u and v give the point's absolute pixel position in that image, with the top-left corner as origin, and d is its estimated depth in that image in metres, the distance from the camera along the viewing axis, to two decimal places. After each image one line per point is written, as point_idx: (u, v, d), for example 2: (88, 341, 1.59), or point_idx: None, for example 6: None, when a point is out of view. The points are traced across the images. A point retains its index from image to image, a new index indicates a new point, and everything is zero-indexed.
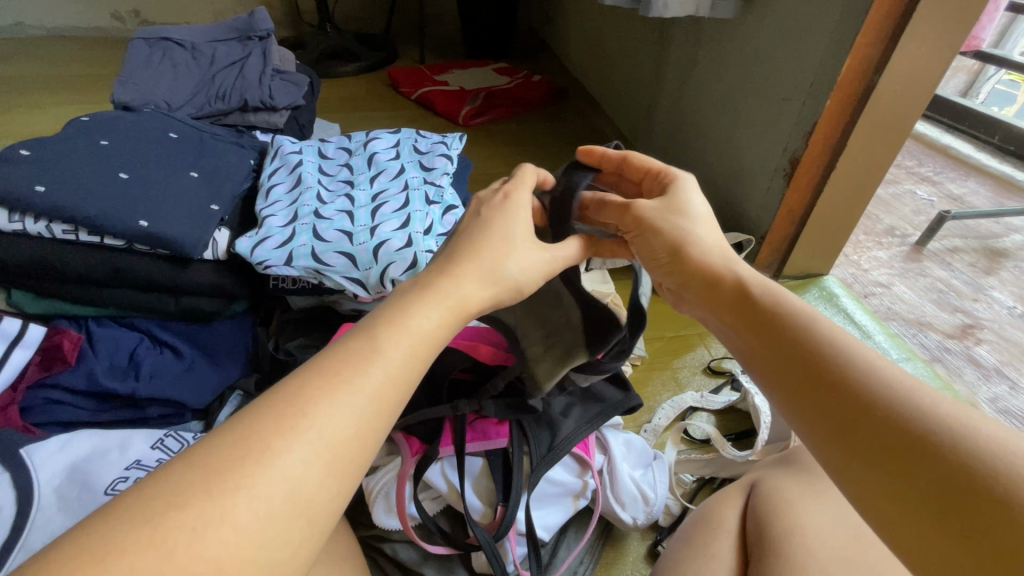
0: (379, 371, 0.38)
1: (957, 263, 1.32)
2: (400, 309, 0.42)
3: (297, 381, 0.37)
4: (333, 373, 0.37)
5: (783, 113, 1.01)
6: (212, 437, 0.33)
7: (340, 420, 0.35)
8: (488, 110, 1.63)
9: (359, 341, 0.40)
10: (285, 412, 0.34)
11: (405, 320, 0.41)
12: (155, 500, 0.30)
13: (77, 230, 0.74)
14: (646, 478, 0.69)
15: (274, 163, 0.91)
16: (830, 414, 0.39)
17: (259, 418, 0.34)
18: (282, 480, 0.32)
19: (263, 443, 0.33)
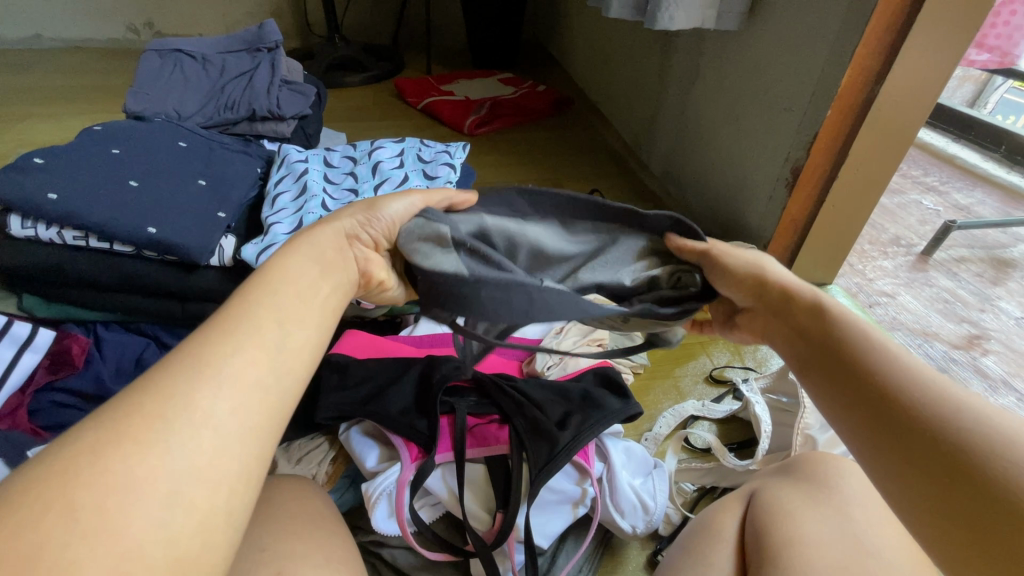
0: (273, 325, 0.38)
1: (963, 273, 1.31)
2: (293, 272, 0.42)
3: (194, 342, 0.36)
4: (227, 331, 0.36)
5: (784, 123, 1.01)
6: (115, 406, 0.32)
7: (247, 371, 0.35)
8: (493, 120, 1.65)
9: (251, 302, 0.39)
10: (197, 372, 0.34)
11: (297, 284, 0.42)
12: (85, 450, 0.29)
13: (87, 236, 0.75)
14: (647, 487, 0.69)
15: (280, 172, 0.92)
16: (874, 421, 0.41)
17: (156, 383, 0.33)
18: (203, 432, 0.32)
19: (183, 400, 0.32)
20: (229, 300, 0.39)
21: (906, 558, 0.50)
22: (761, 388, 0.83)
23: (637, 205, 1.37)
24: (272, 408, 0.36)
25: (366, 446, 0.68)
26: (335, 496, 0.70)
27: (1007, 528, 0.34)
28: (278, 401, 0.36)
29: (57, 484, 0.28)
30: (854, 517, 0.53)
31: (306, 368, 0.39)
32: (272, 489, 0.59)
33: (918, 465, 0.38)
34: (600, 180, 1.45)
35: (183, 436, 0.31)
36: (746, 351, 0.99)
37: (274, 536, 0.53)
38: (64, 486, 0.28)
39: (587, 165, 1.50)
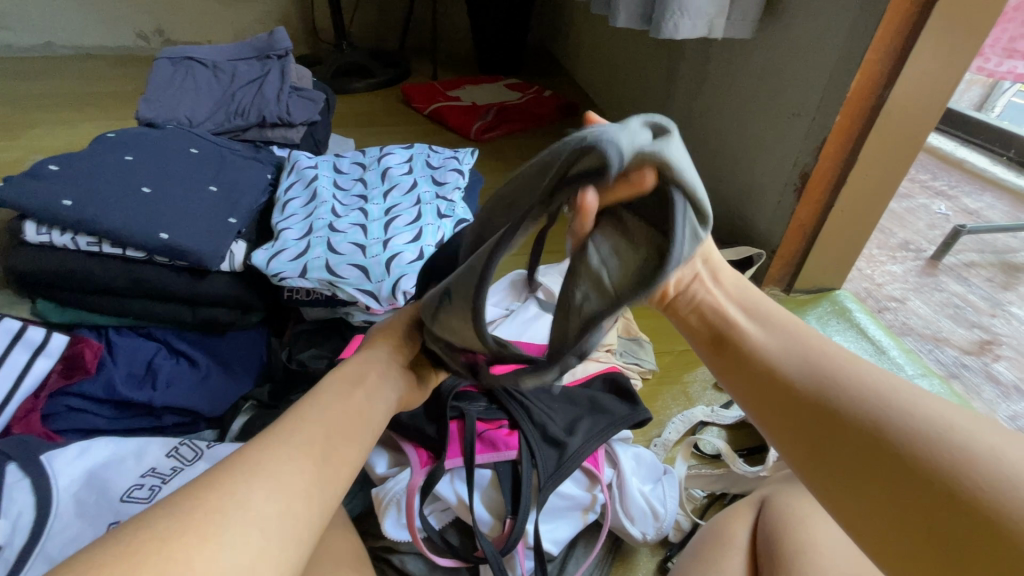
0: (322, 435, 0.43)
1: (974, 278, 1.30)
2: (346, 388, 0.49)
3: (257, 444, 0.40)
4: (287, 436, 0.42)
5: (793, 128, 1.01)
6: (183, 496, 0.36)
7: (295, 476, 0.39)
8: (499, 125, 1.66)
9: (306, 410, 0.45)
10: (256, 469, 0.38)
11: (349, 398, 0.48)
12: (153, 537, 0.33)
13: (100, 242, 0.76)
14: (657, 493, 0.68)
15: (290, 178, 0.93)
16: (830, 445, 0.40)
17: (220, 476, 0.37)
18: (251, 529, 0.35)
19: (241, 492, 0.36)
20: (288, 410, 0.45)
21: None
22: None
23: None
24: (313, 503, 0.39)
25: (375, 452, 0.69)
26: (346, 502, 0.70)
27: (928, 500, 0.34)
28: (317, 512, 0.39)
29: (132, 563, 0.31)
30: None
31: (343, 483, 0.42)
32: None
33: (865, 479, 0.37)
34: None
35: (241, 525, 0.35)
36: None
37: None
38: (132, 567, 0.31)
39: None
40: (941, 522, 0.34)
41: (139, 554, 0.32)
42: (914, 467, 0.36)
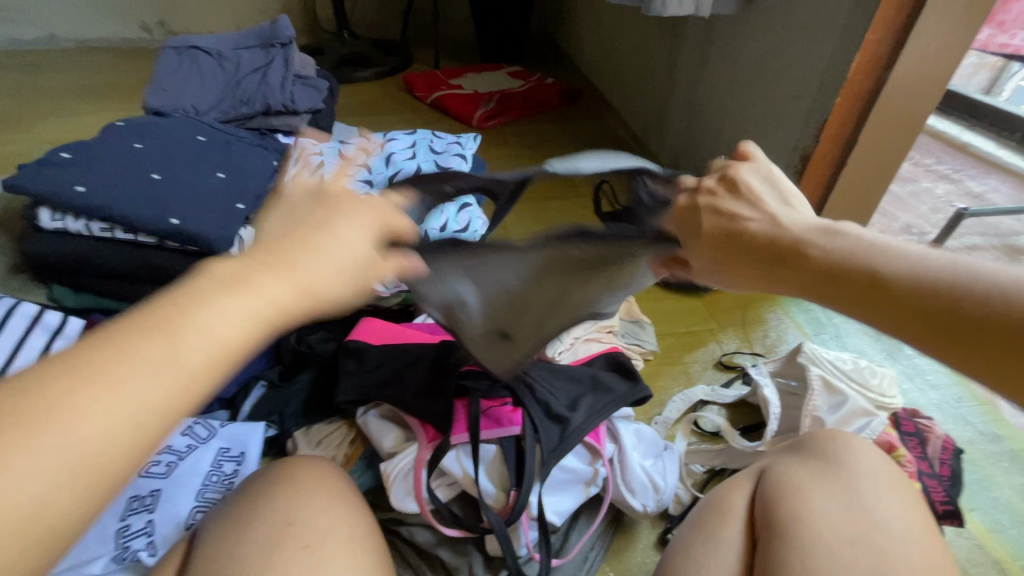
0: (237, 307, 0.33)
1: (976, 261, 1.31)
2: (243, 275, 0.35)
3: (189, 301, 0.33)
4: (190, 304, 0.32)
5: (793, 111, 1.02)
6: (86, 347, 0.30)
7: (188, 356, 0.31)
8: (503, 113, 1.66)
9: (173, 300, 0.33)
10: (83, 361, 0.29)
11: (245, 283, 0.34)
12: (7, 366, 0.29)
13: (113, 228, 0.78)
14: (657, 467, 0.70)
15: (296, 165, 0.93)
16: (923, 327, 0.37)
17: (120, 337, 0.31)
18: (118, 403, 0.29)
19: (70, 381, 0.29)
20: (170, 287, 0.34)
21: (914, 533, 0.50)
22: (770, 372, 0.83)
23: None
24: (152, 410, 0.30)
25: (383, 428, 0.71)
26: (354, 477, 0.73)
27: None
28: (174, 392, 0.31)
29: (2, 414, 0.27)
30: (866, 492, 0.53)
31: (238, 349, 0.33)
32: (298, 469, 0.61)
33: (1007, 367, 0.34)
34: None
35: (50, 410, 0.28)
36: (755, 337, 1.01)
37: (299, 511, 0.55)
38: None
39: (598, 156, 1.51)
40: None
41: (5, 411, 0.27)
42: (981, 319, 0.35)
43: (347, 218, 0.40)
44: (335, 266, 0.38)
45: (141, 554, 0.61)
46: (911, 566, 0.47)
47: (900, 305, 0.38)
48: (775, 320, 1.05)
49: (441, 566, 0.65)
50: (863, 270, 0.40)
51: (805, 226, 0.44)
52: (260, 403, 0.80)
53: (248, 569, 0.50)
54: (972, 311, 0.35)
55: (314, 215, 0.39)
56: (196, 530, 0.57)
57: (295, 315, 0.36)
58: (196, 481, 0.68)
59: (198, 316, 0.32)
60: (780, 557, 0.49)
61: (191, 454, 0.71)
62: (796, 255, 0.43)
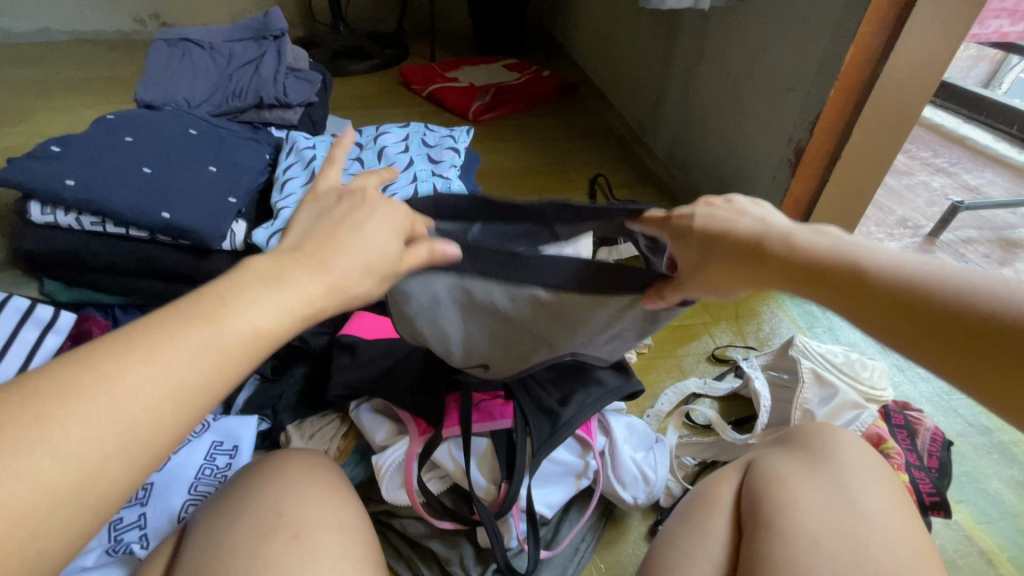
0: (277, 300, 0.35)
1: (970, 254, 1.31)
2: (278, 270, 0.36)
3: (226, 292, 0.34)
4: (229, 296, 0.34)
5: (787, 104, 1.01)
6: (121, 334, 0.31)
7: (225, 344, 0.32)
8: (498, 106, 1.66)
9: (211, 294, 0.34)
10: (125, 344, 0.31)
11: (282, 278, 0.36)
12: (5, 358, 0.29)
13: (104, 222, 0.78)
14: (648, 460, 0.71)
15: (289, 158, 0.93)
16: (903, 326, 0.39)
17: (156, 325, 0.32)
18: (151, 388, 0.30)
19: (107, 367, 0.30)
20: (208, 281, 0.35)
21: (900, 524, 0.50)
22: (762, 365, 0.83)
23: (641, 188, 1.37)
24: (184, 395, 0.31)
25: (375, 421, 0.71)
26: (347, 470, 0.73)
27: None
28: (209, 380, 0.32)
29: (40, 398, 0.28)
30: (851, 483, 0.54)
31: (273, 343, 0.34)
32: (291, 461, 0.62)
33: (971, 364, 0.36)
34: (606, 164, 1.45)
35: (91, 390, 0.29)
36: (749, 331, 1.01)
37: (292, 504, 0.55)
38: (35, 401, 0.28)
39: (593, 150, 1.51)
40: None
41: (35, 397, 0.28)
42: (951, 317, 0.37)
43: (375, 214, 0.43)
44: (366, 262, 0.40)
45: (134, 547, 0.61)
46: (894, 557, 0.48)
47: (880, 303, 0.40)
48: (769, 314, 1.05)
49: (433, 558, 0.65)
50: (845, 269, 0.43)
51: (792, 229, 0.47)
52: (254, 397, 0.80)
53: (241, 561, 0.50)
54: (950, 309, 0.37)
55: (344, 212, 0.42)
56: (188, 523, 0.57)
57: (325, 307, 0.37)
58: (190, 474, 0.68)
59: (240, 305, 0.34)
60: (766, 549, 0.50)
61: (184, 448, 0.71)
62: (783, 253, 0.46)
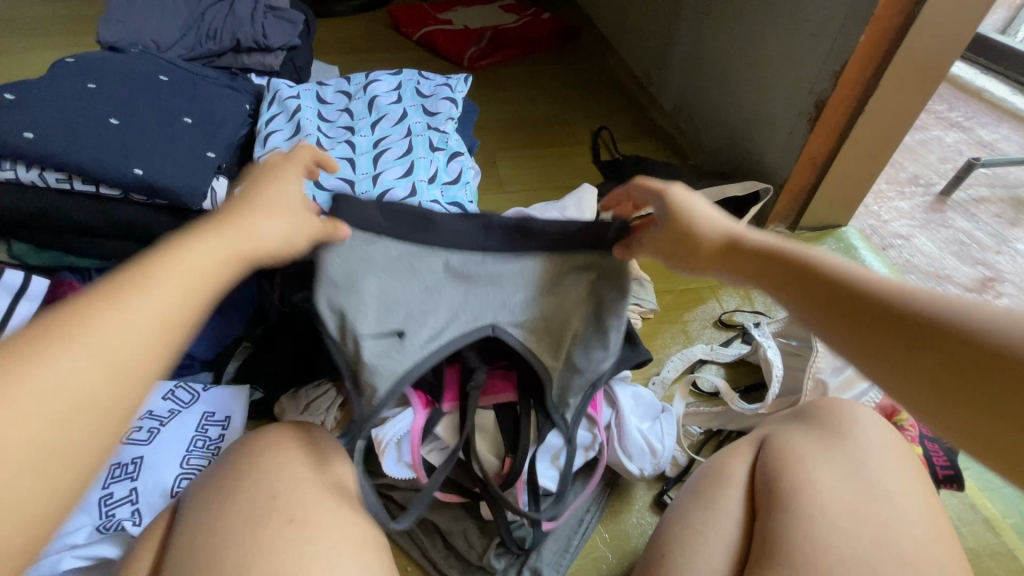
0: (147, 298, 0.38)
1: (982, 215, 1.38)
2: (131, 272, 0.39)
3: (109, 293, 0.37)
4: (110, 296, 0.37)
5: (812, 51, 0.94)
6: (39, 330, 0.34)
7: (114, 338, 0.36)
8: (495, 52, 1.57)
9: (80, 302, 0.36)
10: (25, 345, 0.33)
11: (143, 283, 0.38)
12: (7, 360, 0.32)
13: (71, 179, 0.72)
14: (654, 430, 0.69)
15: (271, 110, 0.84)
16: (896, 344, 0.42)
17: (36, 332, 0.34)
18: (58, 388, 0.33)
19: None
20: (90, 286, 0.38)
21: (916, 504, 0.49)
22: (773, 333, 0.81)
23: (647, 143, 1.33)
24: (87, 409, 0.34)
25: None
26: None
27: (992, 387, 0.37)
28: (106, 384, 0.35)
29: None
30: (869, 460, 0.52)
31: (135, 347, 0.36)
32: (283, 433, 0.58)
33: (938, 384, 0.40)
34: (608, 116, 1.41)
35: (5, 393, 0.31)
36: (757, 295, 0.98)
37: (286, 484, 0.53)
38: None
39: (597, 103, 1.45)
40: (971, 388, 0.38)
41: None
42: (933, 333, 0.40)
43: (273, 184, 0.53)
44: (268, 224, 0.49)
45: (126, 524, 0.59)
46: (914, 537, 0.47)
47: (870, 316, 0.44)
48: None
49: (435, 530, 0.64)
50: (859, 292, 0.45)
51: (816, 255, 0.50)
52: (246, 364, 0.78)
53: (236, 549, 0.47)
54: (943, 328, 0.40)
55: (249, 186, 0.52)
56: (181, 500, 0.55)
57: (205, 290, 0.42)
58: (182, 447, 0.66)
59: (110, 314, 0.36)
60: (780, 529, 0.48)
61: (174, 420, 0.68)
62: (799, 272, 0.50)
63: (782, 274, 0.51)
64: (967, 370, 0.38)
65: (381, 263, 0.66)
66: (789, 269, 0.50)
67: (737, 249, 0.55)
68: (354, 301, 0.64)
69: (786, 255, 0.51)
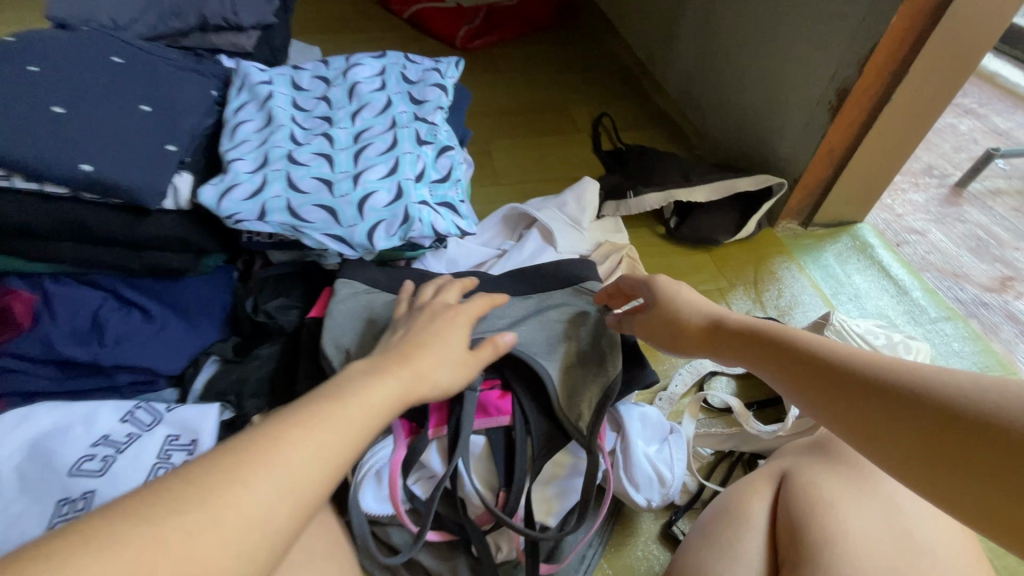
0: (334, 426, 0.40)
1: (999, 208, 1.32)
2: (329, 398, 0.42)
3: (302, 417, 0.40)
4: (307, 418, 0.40)
5: (835, 33, 0.86)
6: (238, 446, 0.37)
7: (305, 463, 0.38)
8: (489, 32, 1.48)
9: (290, 419, 0.40)
10: (234, 463, 0.36)
11: (337, 411, 0.41)
12: (203, 481, 0.34)
13: (11, 176, 0.63)
14: (662, 456, 0.63)
15: (240, 97, 0.75)
16: (871, 411, 0.42)
17: (245, 449, 0.37)
18: (251, 510, 0.34)
19: (208, 493, 0.34)
20: (292, 406, 0.41)
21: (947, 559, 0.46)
22: None
23: (651, 131, 1.25)
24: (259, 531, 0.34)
25: None
26: None
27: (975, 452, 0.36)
28: (290, 507, 0.36)
29: (167, 508, 0.33)
30: (905, 508, 0.49)
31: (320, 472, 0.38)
32: None
33: (920, 450, 0.39)
34: (609, 102, 1.33)
35: (211, 513, 0.33)
36: (768, 299, 0.93)
37: None
38: (163, 512, 0.32)
39: (598, 87, 1.37)
40: (960, 449, 0.37)
41: (172, 498, 0.33)
42: (913, 403, 0.40)
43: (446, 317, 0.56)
44: (443, 357, 0.52)
45: None
46: None
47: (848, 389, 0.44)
48: (790, 278, 0.96)
49: (422, 568, 0.59)
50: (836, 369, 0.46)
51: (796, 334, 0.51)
52: (213, 380, 0.71)
53: None
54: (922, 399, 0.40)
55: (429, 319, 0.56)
56: None
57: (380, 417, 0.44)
58: (141, 477, 0.60)
59: (303, 435, 0.39)
60: None
61: (133, 445, 0.62)
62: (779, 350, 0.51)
63: (772, 347, 0.52)
64: (941, 435, 0.38)
65: (375, 302, 0.69)
66: (774, 350, 0.51)
67: (719, 330, 0.57)
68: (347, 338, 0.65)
69: (771, 336, 0.53)
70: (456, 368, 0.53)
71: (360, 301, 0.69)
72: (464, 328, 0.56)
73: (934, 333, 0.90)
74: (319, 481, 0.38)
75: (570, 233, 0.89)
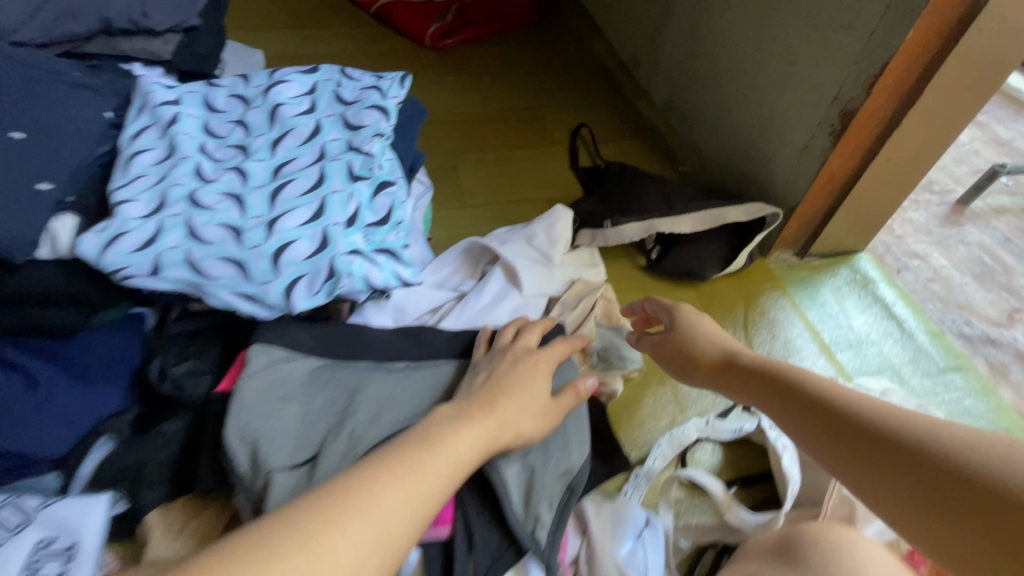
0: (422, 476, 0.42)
1: (1003, 228, 1.24)
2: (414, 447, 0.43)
3: (393, 465, 0.41)
4: (393, 466, 0.41)
5: (840, 46, 0.76)
6: (334, 484, 0.39)
7: (399, 513, 0.39)
8: (461, 29, 1.35)
9: (389, 459, 0.42)
10: (334, 501, 0.38)
11: (424, 459, 0.43)
12: (296, 529, 0.36)
13: None
14: (636, 559, 0.53)
15: (139, 118, 0.63)
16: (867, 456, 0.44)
17: (340, 490, 0.39)
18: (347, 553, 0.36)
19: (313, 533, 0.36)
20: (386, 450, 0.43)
21: None
22: None
23: (634, 144, 1.15)
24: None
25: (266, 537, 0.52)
26: None
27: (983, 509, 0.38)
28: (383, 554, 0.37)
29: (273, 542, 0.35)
30: None
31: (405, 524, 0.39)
32: None
33: (930, 502, 0.40)
34: (588, 110, 1.22)
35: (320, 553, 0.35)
36: (759, 344, 0.83)
37: None
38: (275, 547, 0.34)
39: (577, 93, 1.25)
40: (964, 510, 0.39)
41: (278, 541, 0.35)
42: (915, 454, 0.42)
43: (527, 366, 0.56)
44: (531, 407, 0.53)
45: None
46: None
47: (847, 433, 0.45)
48: (784, 320, 0.86)
49: None
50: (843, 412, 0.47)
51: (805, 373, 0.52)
52: (109, 462, 0.58)
53: None
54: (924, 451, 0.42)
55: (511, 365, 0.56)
56: None
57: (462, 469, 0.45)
58: None
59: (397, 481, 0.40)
60: None
61: None
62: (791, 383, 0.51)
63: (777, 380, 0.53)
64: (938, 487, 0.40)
65: (296, 382, 0.60)
66: (782, 388, 0.52)
67: (734, 365, 0.57)
68: (267, 431, 0.55)
69: (780, 374, 0.53)
70: (538, 415, 0.53)
71: (281, 381, 0.59)
72: (547, 374, 0.56)
73: (940, 385, 0.81)
74: (406, 533, 0.39)
75: (539, 271, 0.78)
